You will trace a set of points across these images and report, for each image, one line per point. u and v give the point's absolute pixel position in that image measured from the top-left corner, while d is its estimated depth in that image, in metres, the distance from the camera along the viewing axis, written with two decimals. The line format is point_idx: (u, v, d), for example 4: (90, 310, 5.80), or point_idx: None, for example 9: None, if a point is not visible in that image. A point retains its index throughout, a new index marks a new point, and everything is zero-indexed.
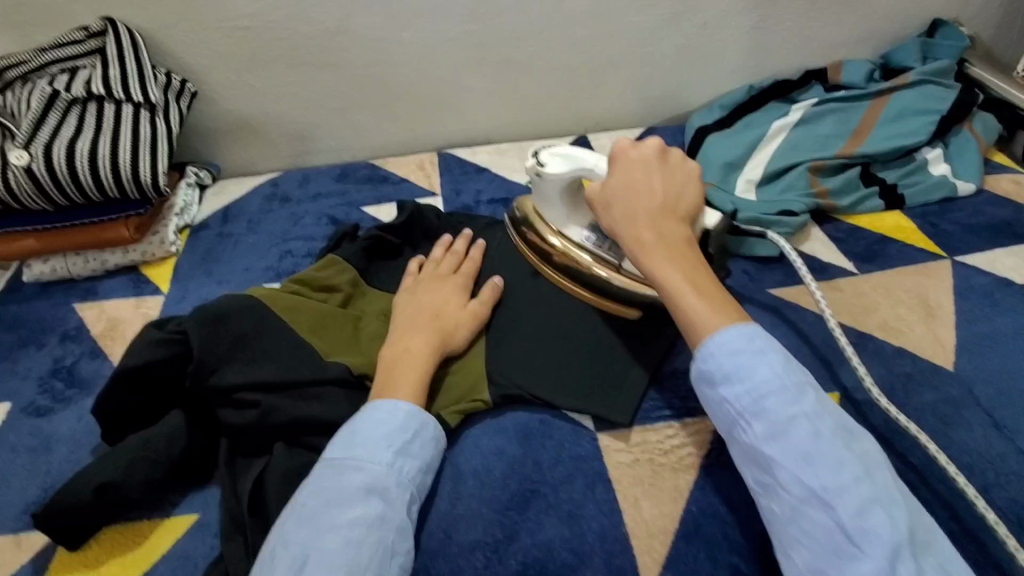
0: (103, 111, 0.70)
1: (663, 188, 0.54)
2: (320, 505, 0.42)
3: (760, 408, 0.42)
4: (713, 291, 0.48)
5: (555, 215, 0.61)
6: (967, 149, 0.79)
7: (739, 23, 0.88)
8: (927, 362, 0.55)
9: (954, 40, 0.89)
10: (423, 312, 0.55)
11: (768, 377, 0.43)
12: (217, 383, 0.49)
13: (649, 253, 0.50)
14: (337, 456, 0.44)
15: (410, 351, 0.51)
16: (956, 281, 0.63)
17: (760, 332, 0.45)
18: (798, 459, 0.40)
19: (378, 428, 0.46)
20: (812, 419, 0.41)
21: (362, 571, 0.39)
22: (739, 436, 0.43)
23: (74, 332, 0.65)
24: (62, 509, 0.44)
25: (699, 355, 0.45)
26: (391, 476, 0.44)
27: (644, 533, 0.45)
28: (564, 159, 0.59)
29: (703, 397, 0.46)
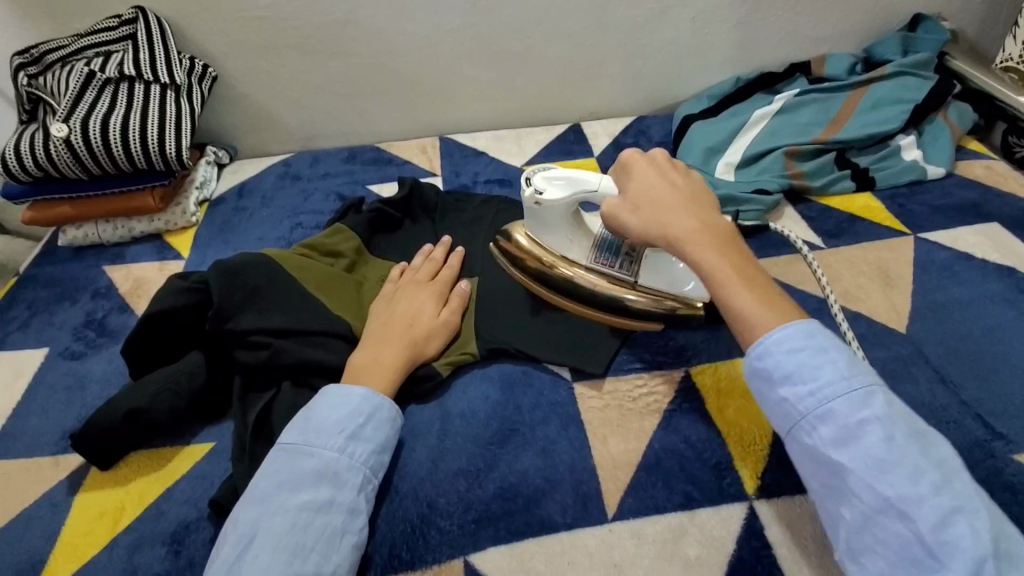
0: (134, 91, 0.77)
1: (690, 187, 0.51)
2: (271, 486, 0.44)
3: (826, 410, 0.41)
4: (768, 289, 0.46)
5: (552, 238, 0.60)
6: (940, 135, 0.83)
7: (727, 17, 0.92)
8: (882, 325, 0.60)
9: (934, 33, 0.92)
10: (396, 321, 0.56)
11: (833, 379, 0.41)
12: (234, 327, 0.54)
13: (698, 246, 0.47)
14: (291, 440, 0.46)
15: (375, 363, 0.53)
16: (918, 255, 0.67)
17: (821, 329, 0.44)
18: (870, 466, 0.38)
19: (332, 414, 0.48)
20: (884, 423, 0.39)
21: (307, 552, 0.41)
22: (803, 438, 0.42)
23: (105, 290, 0.71)
24: (98, 429, 0.51)
25: (756, 357, 0.44)
26: (343, 460, 0.46)
27: (610, 464, 0.50)
28: (562, 183, 0.57)
29: (762, 398, 0.45)
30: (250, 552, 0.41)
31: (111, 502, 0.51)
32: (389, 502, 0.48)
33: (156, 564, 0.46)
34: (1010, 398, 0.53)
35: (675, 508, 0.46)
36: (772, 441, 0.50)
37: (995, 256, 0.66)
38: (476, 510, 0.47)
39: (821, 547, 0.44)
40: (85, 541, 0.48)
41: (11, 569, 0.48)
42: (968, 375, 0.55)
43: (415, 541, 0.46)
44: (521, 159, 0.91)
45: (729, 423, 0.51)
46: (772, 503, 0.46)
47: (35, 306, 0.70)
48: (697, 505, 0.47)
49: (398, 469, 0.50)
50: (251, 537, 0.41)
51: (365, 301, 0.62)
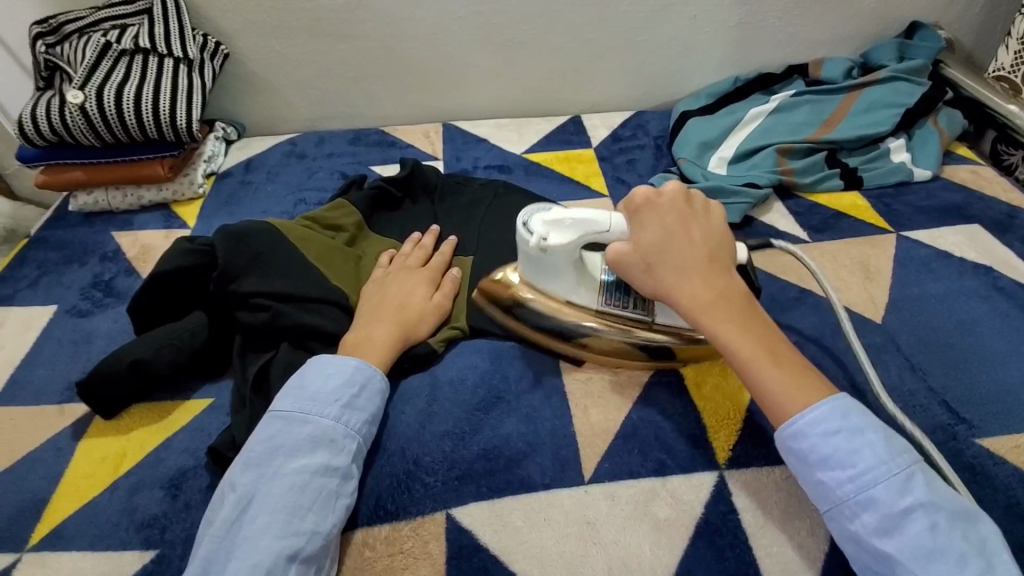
0: (148, 63, 0.79)
1: (708, 239, 0.50)
2: (267, 450, 0.46)
3: (866, 497, 0.41)
4: (783, 357, 0.46)
5: (555, 282, 0.56)
6: (928, 139, 0.85)
7: (727, 17, 0.94)
8: (858, 314, 0.62)
9: (930, 42, 0.95)
10: (388, 301, 0.58)
11: (872, 465, 0.41)
12: (237, 289, 0.57)
13: (715, 320, 0.47)
14: (286, 408, 0.48)
15: (367, 340, 0.54)
16: (898, 251, 0.70)
17: (852, 406, 0.44)
18: (917, 556, 0.39)
19: (327, 384, 0.50)
20: (927, 510, 0.40)
21: (305, 511, 0.43)
22: (843, 522, 0.42)
23: (113, 254, 0.74)
24: (104, 377, 0.53)
25: (788, 435, 0.44)
26: (340, 428, 0.48)
27: (589, 432, 0.52)
28: (564, 227, 0.53)
29: (796, 477, 0.44)
30: (250, 513, 0.43)
31: (114, 448, 0.53)
32: (379, 458, 0.50)
33: (154, 506, 0.49)
34: (975, 386, 0.55)
35: (648, 473, 0.49)
36: (745, 415, 0.52)
37: (973, 255, 0.69)
38: (459, 468, 0.49)
39: (783, 513, 0.46)
40: (87, 483, 0.51)
41: (17, 505, 0.50)
42: (937, 364, 0.57)
43: (400, 494, 0.48)
44: (521, 147, 0.93)
45: (705, 398, 0.53)
46: (741, 473, 0.49)
47: (45, 266, 0.73)
48: (670, 472, 0.49)
49: (387, 429, 0.52)
50: (250, 500, 0.43)
51: (362, 274, 0.64)
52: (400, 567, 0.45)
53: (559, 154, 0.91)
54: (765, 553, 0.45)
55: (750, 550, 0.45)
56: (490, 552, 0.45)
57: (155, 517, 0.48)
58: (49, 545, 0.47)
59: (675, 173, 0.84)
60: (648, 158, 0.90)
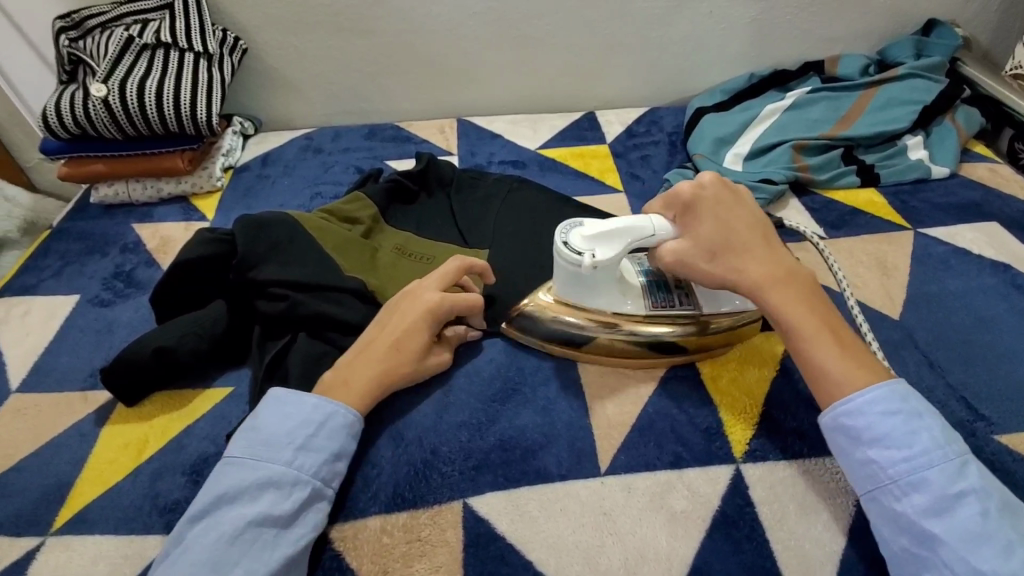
0: (169, 57, 0.80)
1: (757, 222, 0.51)
2: (210, 498, 0.44)
3: (919, 478, 0.42)
4: (847, 334, 0.47)
5: (595, 298, 0.55)
6: (945, 136, 0.85)
7: (742, 14, 0.94)
8: (875, 311, 0.62)
9: (947, 39, 0.94)
10: (379, 344, 0.52)
11: (928, 448, 0.42)
12: (256, 277, 0.57)
13: (784, 299, 0.48)
14: (236, 453, 0.46)
15: (345, 384, 0.50)
16: (916, 248, 0.69)
17: (913, 392, 0.45)
18: (965, 539, 0.39)
19: (282, 425, 0.47)
20: (980, 496, 0.40)
21: (230, 566, 0.41)
22: (887, 502, 0.42)
23: (133, 245, 0.75)
24: (127, 364, 0.54)
25: (845, 413, 0.44)
26: (290, 473, 0.45)
27: (605, 424, 0.52)
28: (610, 239, 0.51)
29: (842, 457, 0.45)
30: (178, 562, 0.41)
31: (136, 435, 0.54)
32: (394, 449, 0.51)
33: (176, 491, 0.49)
34: (994, 382, 0.55)
35: (664, 466, 0.49)
36: (761, 410, 0.52)
37: (992, 253, 0.68)
38: (476, 458, 0.50)
39: (800, 507, 0.46)
40: (110, 468, 0.52)
41: (42, 489, 0.51)
42: (956, 361, 0.57)
43: (419, 482, 0.49)
44: (535, 143, 0.93)
45: (721, 391, 0.54)
46: (756, 466, 0.49)
47: (67, 257, 0.74)
48: (686, 465, 0.49)
49: (404, 418, 0.53)
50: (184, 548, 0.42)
51: (378, 265, 0.65)
52: (417, 554, 0.46)
53: (573, 150, 0.91)
54: (782, 546, 0.45)
55: (767, 543, 0.45)
56: (507, 541, 0.46)
57: (178, 502, 0.49)
58: (74, 529, 0.48)
59: (690, 169, 0.84)
60: (662, 154, 0.90)
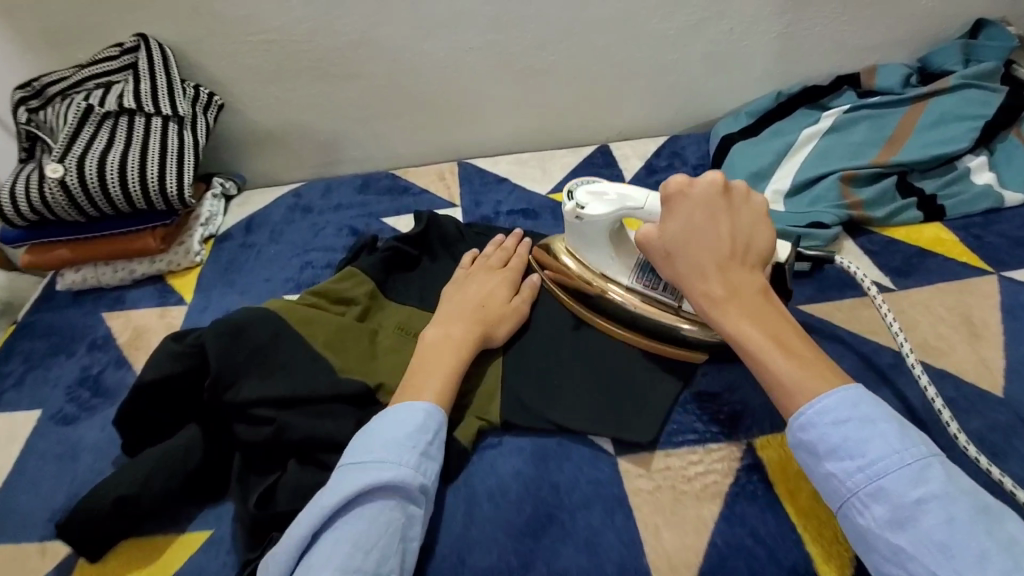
0: (134, 124, 0.72)
1: (736, 233, 0.48)
2: (342, 500, 0.41)
3: (877, 487, 0.38)
4: (802, 351, 0.43)
5: (593, 253, 0.56)
6: (1015, 154, 0.74)
7: (768, 28, 0.84)
8: (972, 387, 0.52)
9: (1000, 40, 0.84)
10: (467, 302, 0.56)
11: (883, 454, 0.38)
12: (234, 398, 0.49)
13: (725, 314, 0.45)
14: (359, 457, 0.43)
15: (445, 340, 0.52)
16: (1004, 298, 0.59)
17: (866, 396, 0.41)
18: (932, 550, 0.35)
19: (400, 429, 0.44)
20: (944, 502, 0.36)
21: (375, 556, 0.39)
22: (854, 517, 0.39)
23: (102, 341, 0.66)
24: (84, 520, 0.46)
25: (798, 427, 0.41)
26: (418, 478, 0.43)
27: (665, 565, 0.43)
28: (607, 198, 0.53)
29: (808, 472, 0.42)
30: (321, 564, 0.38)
31: None
32: None
33: None
34: None
35: None
36: None
37: None
38: None
39: None
40: None
41: None
42: None
43: None
44: (546, 186, 0.84)
45: (803, 513, 0.44)
46: None
47: (30, 360, 0.66)
48: None
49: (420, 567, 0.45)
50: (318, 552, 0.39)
51: (379, 354, 0.56)
52: None
53: None
54: None
55: None
56: None
57: None
58: None
59: None
60: None
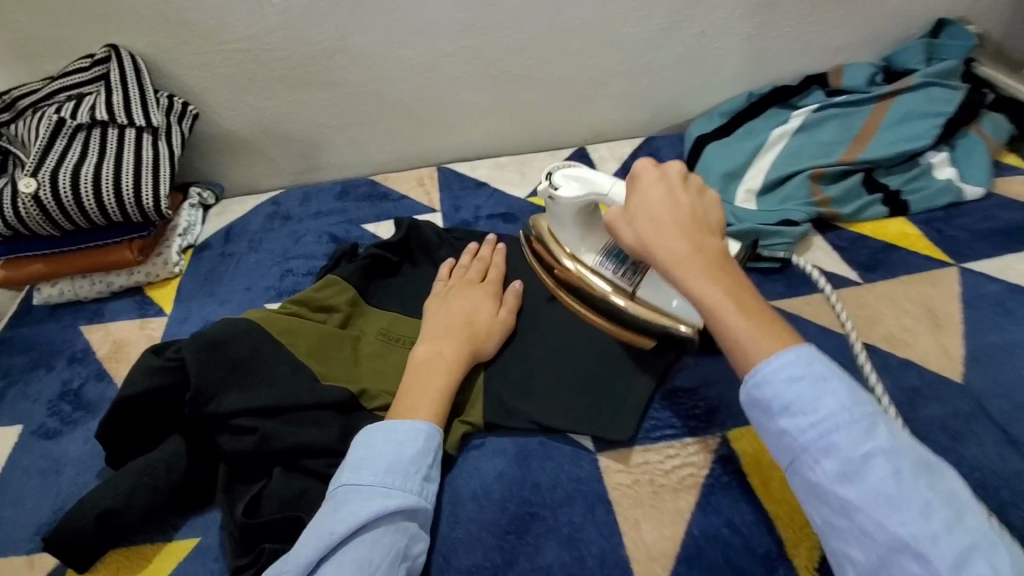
0: (107, 136, 0.71)
1: (695, 201, 0.48)
2: (348, 526, 0.41)
3: (828, 443, 0.37)
4: (759, 310, 0.41)
5: (567, 236, 0.60)
6: (974, 150, 0.77)
7: (738, 30, 0.86)
8: (935, 375, 0.54)
9: (960, 39, 0.87)
10: (455, 318, 0.56)
11: (834, 411, 0.37)
12: (215, 411, 0.49)
13: (683, 273, 0.44)
14: (362, 482, 0.44)
15: (437, 357, 0.52)
16: (965, 288, 0.62)
17: (821, 355, 0.39)
18: (879, 502, 0.35)
19: (402, 453, 0.45)
20: (891, 456, 0.36)
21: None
22: (804, 474, 0.38)
23: (82, 354, 0.66)
24: (66, 535, 0.45)
25: (752, 386, 0.39)
26: (420, 502, 0.45)
27: (645, 557, 0.44)
28: (579, 182, 0.57)
29: (759, 430, 0.40)
30: None
31: None
32: None
33: None
34: None
35: None
36: None
37: None
38: None
39: None
40: None
41: None
42: None
43: None
44: (524, 190, 0.85)
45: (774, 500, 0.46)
46: None
47: (9, 375, 0.65)
48: None
49: None
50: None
51: (363, 361, 0.57)
52: None
53: None
54: None
55: None
56: None
57: None
58: None
59: None
60: None
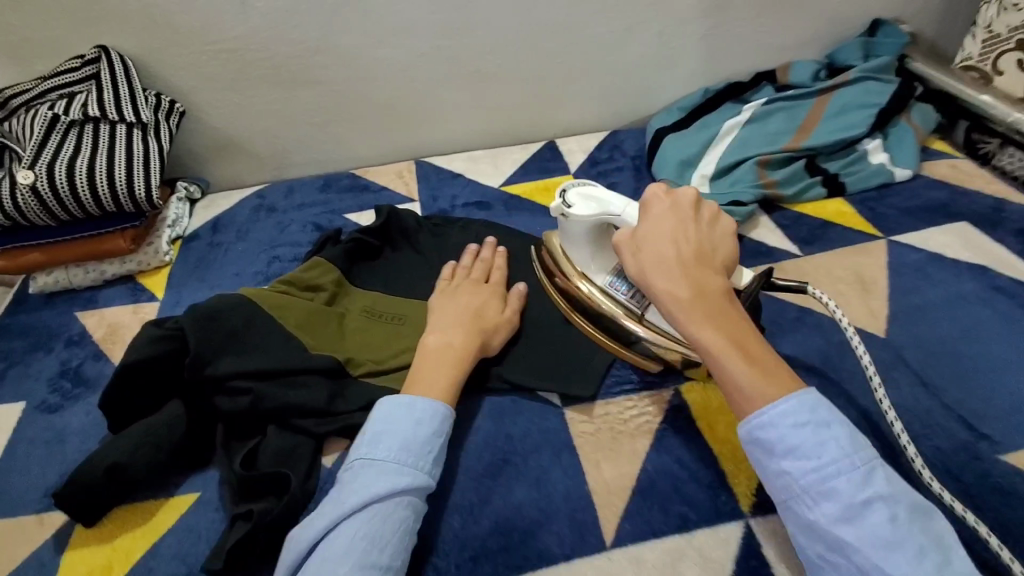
0: (99, 131, 0.75)
1: (700, 242, 0.50)
2: (361, 497, 0.44)
3: (829, 487, 0.40)
4: (761, 355, 0.44)
5: (578, 255, 0.61)
6: (904, 138, 0.85)
7: (693, 31, 0.93)
8: (862, 331, 0.61)
9: (894, 38, 0.95)
10: (464, 313, 0.58)
11: (836, 456, 0.40)
12: (213, 373, 0.53)
13: (687, 315, 0.46)
14: (378, 458, 0.46)
15: (448, 347, 0.54)
16: (891, 258, 0.69)
17: (823, 401, 0.42)
18: (876, 544, 0.37)
19: (415, 434, 0.47)
20: (888, 501, 0.39)
21: (385, 545, 0.42)
22: (804, 513, 0.40)
23: (78, 337, 0.69)
24: (78, 488, 0.49)
25: (756, 425, 0.42)
26: (430, 481, 0.47)
27: (604, 491, 0.50)
28: (591, 203, 0.59)
29: (760, 469, 0.43)
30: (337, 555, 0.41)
31: (98, 561, 0.49)
32: None
33: None
34: (988, 397, 0.54)
35: (672, 532, 0.47)
36: None
37: (966, 255, 0.68)
38: (472, 547, 0.47)
39: None
40: None
41: None
42: (948, 378, 0.56)
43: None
44: (498, 180, 0.91)
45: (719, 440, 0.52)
46: (767, 519, 0.47)
47: (8, 357, 0.68)
48: (694, 527, 0.47)
49: None
50: (334, 544, 0.42)
51: (348, 334, 0.61)
52: None
53: (538, 185, 0.89)
54: None
55: None
56: None
57: None
58: None
59: None
60: (629, 180, 0.89)
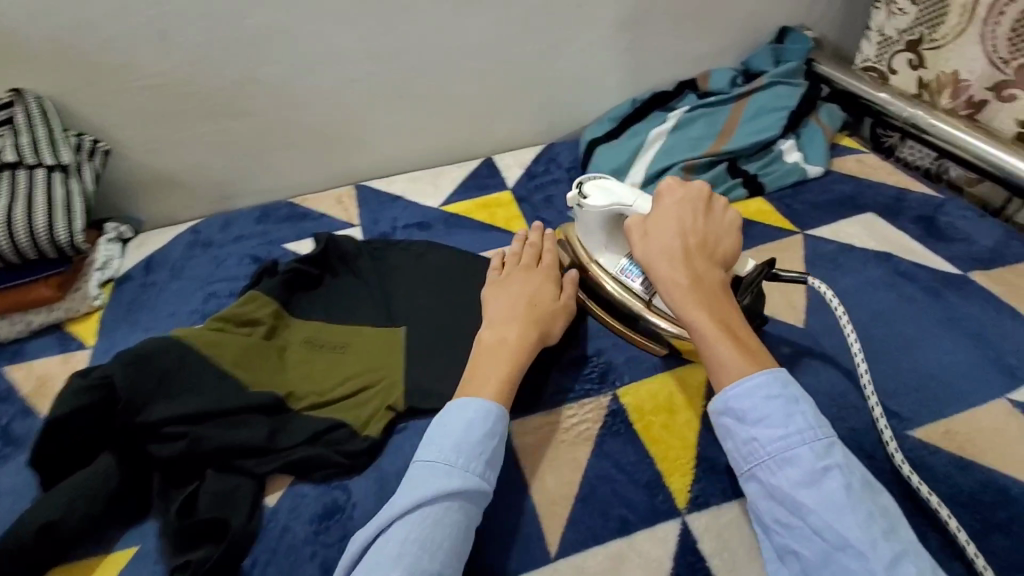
0: (17, 177, 0.73)
1: (706, 232, 0.55)
2: (413, 498, 0.44)
3: (791, 455, 0.43)
4: (746, 340, 0.48)
5: (594, 243, 0.64)
6: (814, 137, 0.91)
7: (615, 45, 0.97)
8: (782, 323, 0.65)
9: (800, 43, 1.02)
10: (518, 304, 0.59)
11: (801, 427, 0.43)
12: (146, 419, 0.52)
13: (681, 295, 0.51)
14: (431, 459, 0.47)
15: (498, 346, 0.55)
16: (807, 251, 0.73)
17: (795, 381, 0.46)
18: (831, 507, 0.40)
19: (469, 433, 0.48)
20: (845, 471, 0.42)
21: (436, 550, 0.42)
22: (766, 479, 0.44)
23: (3, 394, 0.66)
24: (5, 552, 0.47)
25: (732, 395, 0.46)
26: (482, 484, 0.46)
27: (548, 501, 0.51)
28: (606, 193, 0.62)
29: (730, 438, 0.47)
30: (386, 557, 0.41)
31: None
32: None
33: None
34: (895, 376, 0.58)
35: (613, 535, 0.49)
36: (694, 454, 0.53)
37: (872, 244, 0.73)
38: None
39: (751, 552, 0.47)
40: None
41: None
42: (859, 361, 0.60)
43: None
44: (437, 200, 0.92)
45: (655, 440, 0.54)
46: (701, 513, 0.49)
47: None
48: (634, 528, 0.49)
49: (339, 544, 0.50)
50: (384, 547, 0.42)
51: (288, 367, 0.61)
52: None
53: (476, 201, 0.91)
54: None
55: None
56: None
57: None
58: None
59: None
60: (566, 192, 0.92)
